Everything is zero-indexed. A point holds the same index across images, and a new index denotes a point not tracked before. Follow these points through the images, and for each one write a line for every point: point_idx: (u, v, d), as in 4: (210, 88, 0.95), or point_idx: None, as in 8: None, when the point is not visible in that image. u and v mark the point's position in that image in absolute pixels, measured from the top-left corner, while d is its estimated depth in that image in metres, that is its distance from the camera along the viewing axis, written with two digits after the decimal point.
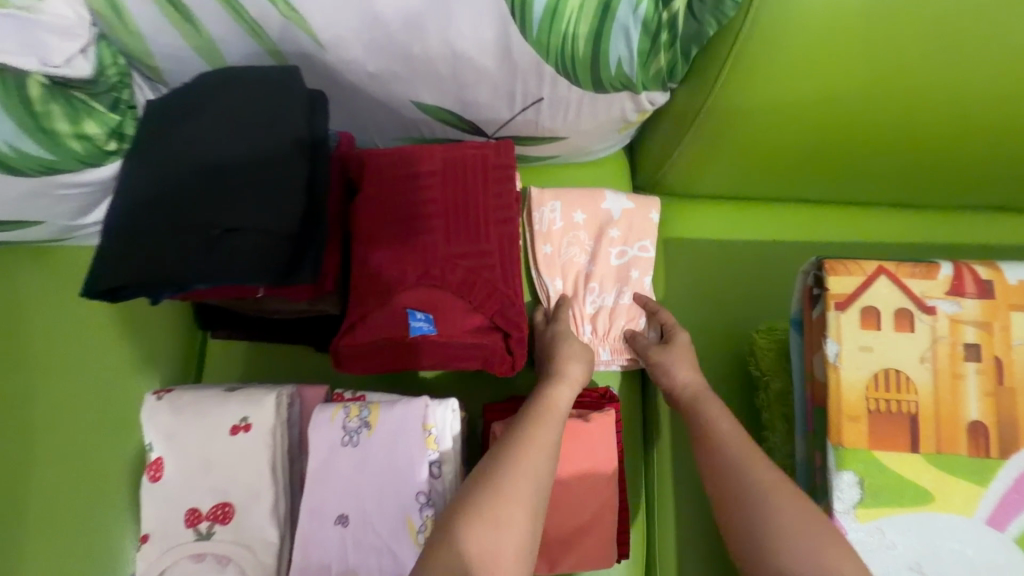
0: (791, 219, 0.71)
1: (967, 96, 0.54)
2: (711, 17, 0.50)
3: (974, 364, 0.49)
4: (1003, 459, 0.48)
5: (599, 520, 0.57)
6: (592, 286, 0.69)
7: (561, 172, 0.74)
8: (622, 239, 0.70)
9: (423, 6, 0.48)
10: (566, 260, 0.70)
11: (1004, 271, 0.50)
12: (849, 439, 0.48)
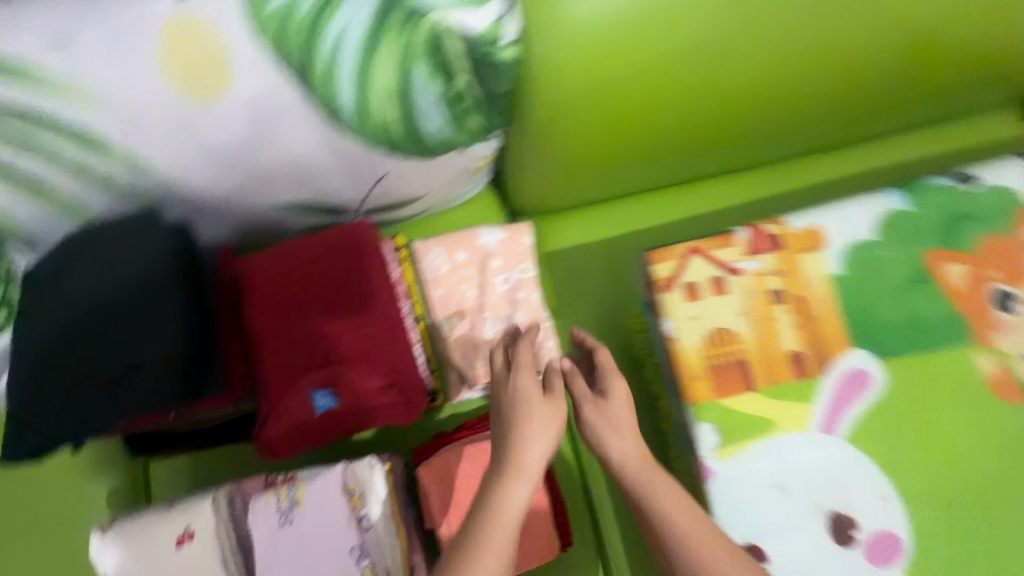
0: (643, 210, 0.80)
1: (728, 75, 0.65)
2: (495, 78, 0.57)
3: (781, 304, 0.58)
4: (823, 375, 0.57)
5: (533, 523, 0.64)
6: (487, 314, 0.77)
7: (439, 220, 0.83)
8: (504, 266, 0.79)
9: (247, 128, 0.55)
10: (458, 297, 0.78)
11: (787, 223, 0.60)
12: (698, 395, 0.56)
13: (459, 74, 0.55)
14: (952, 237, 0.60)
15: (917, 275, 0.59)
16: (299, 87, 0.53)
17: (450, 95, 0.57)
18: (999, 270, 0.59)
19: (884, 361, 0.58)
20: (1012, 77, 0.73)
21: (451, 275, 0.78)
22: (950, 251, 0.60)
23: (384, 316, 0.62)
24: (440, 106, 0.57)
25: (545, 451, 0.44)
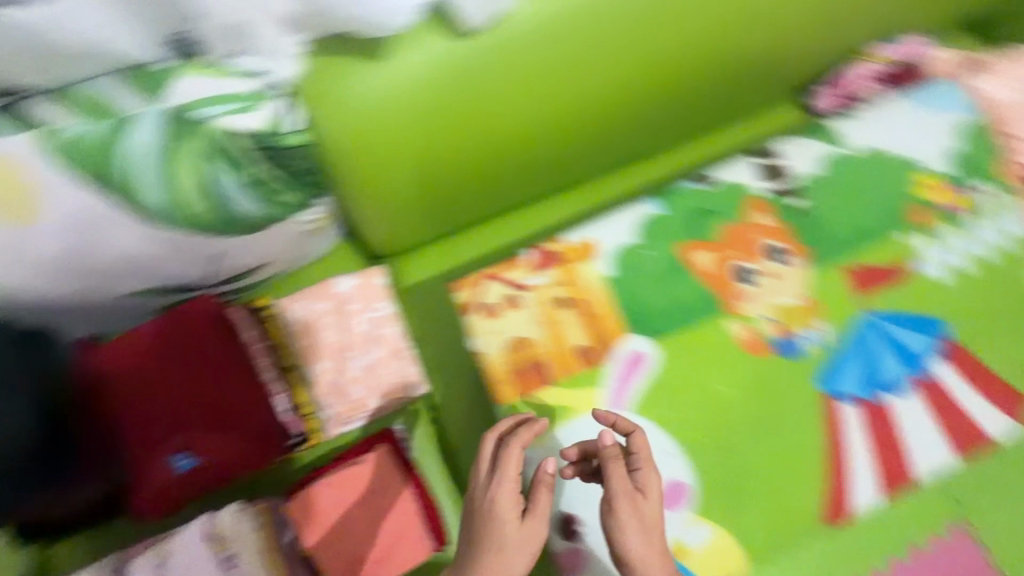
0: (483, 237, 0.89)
1: (525, 117, 0.75)
2: (290, 163, 0.68)
3: (568, 308, 0.70)
4: (607, 361, 0.69)
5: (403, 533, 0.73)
6: (352, 354, 0.86)
7: (298, 275, 0.91)
8: (362, 308, 0.88)
9: (74, 241, 0.63)
10: (323, 343, 0.86)
11: (565, 240, 0.72)
12: (507, 396, 0.67)
13: (256, 165, 0.66)
14: (699, 230, 0.73)
15: (675, 265, 0.72)
16: (112, 199, 0.63)
17: (251, 180, 0.67)
18: (740, 251, 0.72)
19: (657, 341, 0.70)
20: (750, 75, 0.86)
21: (314, 324, 0.86)
22: (699, 242, 0.72)
23: (234, 373, 0.71)
24: (246, 190, 0.67)
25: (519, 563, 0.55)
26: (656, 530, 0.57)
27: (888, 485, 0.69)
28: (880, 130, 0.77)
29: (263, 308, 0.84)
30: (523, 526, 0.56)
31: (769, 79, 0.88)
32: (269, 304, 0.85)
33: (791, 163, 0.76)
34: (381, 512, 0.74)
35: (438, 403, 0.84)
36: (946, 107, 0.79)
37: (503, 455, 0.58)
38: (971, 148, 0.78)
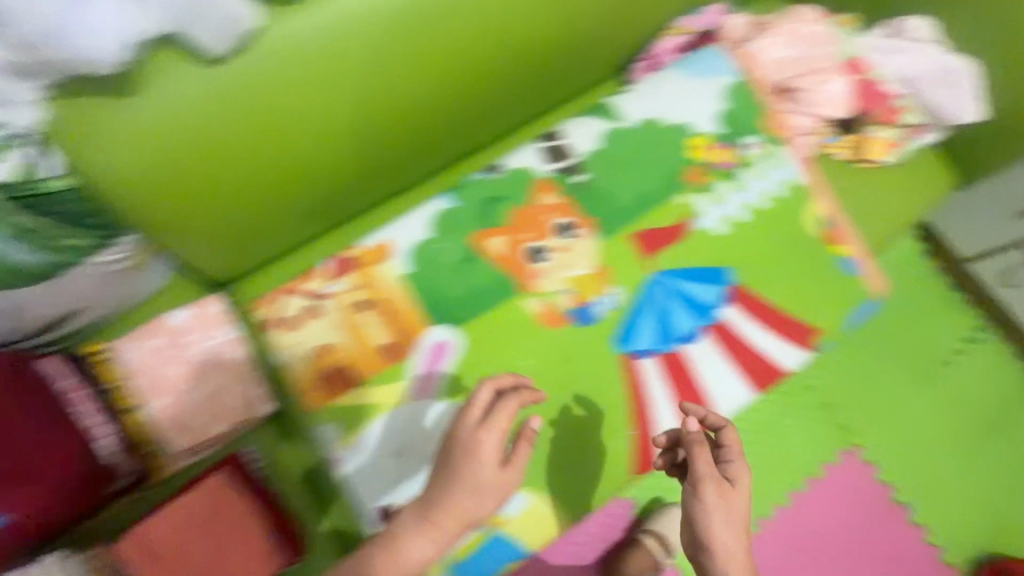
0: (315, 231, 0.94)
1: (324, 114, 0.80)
2: (59, 209, 0.73)
3: (368, 310, 0.72)
4: (411, 355, 0.72)
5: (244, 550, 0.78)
6: (193, 384, 0.86)
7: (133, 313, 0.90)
8: (198, 337, 0.87)
9: None
10: (162, 377, 0.85)
11: (362, 245, 0.74)
12: (315, 402, 0.69)
13: (26, 216, 0.72)
14: (489, 218, 0.76)
15: (470, 253, 0.75)
16: None
17: (19, 230, 0.73)
18: (531, 231, 0.76)
19: (458, 327, 0.73)
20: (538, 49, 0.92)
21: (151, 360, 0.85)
22: (490, 228, 0.76)
23: (42, 425, 0.74)
24: (19, 241, 0.73)
25: (480, 507, 0.64)
26: (741, 529, 0.66)
27: None
28: (654, 99, 0.82)
29: (93, 352, 0.83)
30: (500, 474, 0.64)
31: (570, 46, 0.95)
32: (97, 348, 0.84)
33: (573, 142, 0.80)
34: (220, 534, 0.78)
35: (283, 425, 0.89)
36: (714, 70, 0.84)
37: (500, 406, 0.65)
38: (738, 107, 0.83)
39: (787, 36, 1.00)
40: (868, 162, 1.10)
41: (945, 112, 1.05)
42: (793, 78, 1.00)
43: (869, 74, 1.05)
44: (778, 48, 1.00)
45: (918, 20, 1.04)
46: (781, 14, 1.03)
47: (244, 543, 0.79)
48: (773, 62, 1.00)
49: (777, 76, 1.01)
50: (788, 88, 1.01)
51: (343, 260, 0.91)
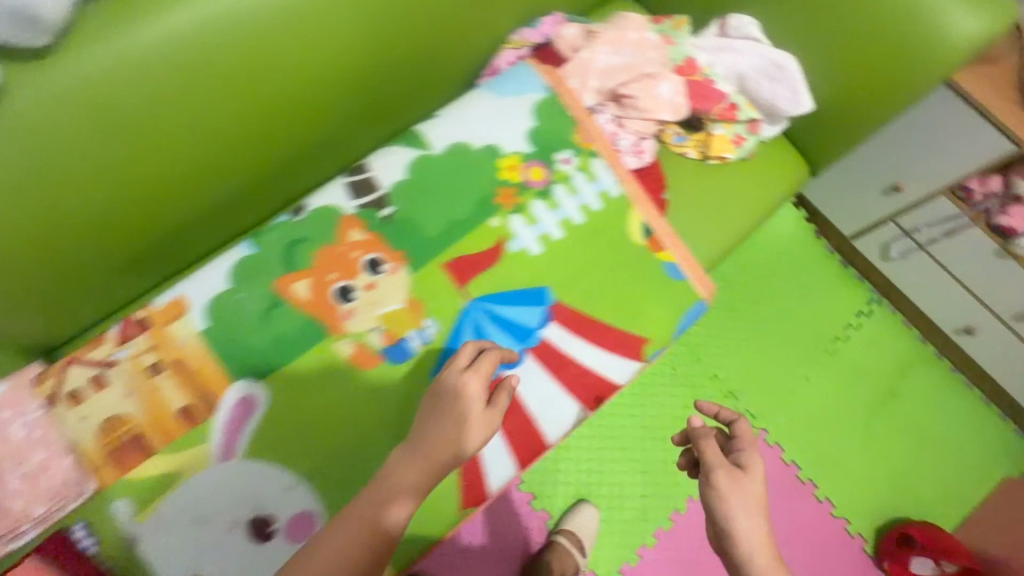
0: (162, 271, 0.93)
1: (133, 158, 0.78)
2: None
3: (162, 373, 0.68)
4: (211, 415, 0.68)
5: None
6: None
7: None
8: None
9: None
10: None
11: (152, 304, 0.70)
12: (107, 479, 0.65)
13: None
14: (292, 262, 0.73)
15: (272, 301, 0.72)
16: None
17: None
18: (336, 271, 0.74)
19: (264, 380, 0.70)
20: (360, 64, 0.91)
21: None
22: (292, 273, 0.73)
23: None
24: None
25: (472, 442, 0.63)
26: (756, 496, 0.84)
27: (521, 453, 0.75)
28: (461, 123, 0.81)
29: None
30: (485, 412, 0.65)
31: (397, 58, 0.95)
32: None
33: (378, 175, 0.78)
34: None
35: None
36: (523, 86, 0.83)
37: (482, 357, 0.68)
38: (549, 123, 0.83)
39: (614, 43, 1.00)
40: (717, 158, 1.12)
41: (778, 104, 1.08)
42: (625, 84, 1.00)
43: (703, 74, 1.07)
44: (606, 56, 1.00)
45: (740, 18, 1.07)
46: (609, 22, 1.04)
47: None
48: (603, 70, 1.00)
49: (609, 83, 1.00)
50: (622, 94, 1.01)
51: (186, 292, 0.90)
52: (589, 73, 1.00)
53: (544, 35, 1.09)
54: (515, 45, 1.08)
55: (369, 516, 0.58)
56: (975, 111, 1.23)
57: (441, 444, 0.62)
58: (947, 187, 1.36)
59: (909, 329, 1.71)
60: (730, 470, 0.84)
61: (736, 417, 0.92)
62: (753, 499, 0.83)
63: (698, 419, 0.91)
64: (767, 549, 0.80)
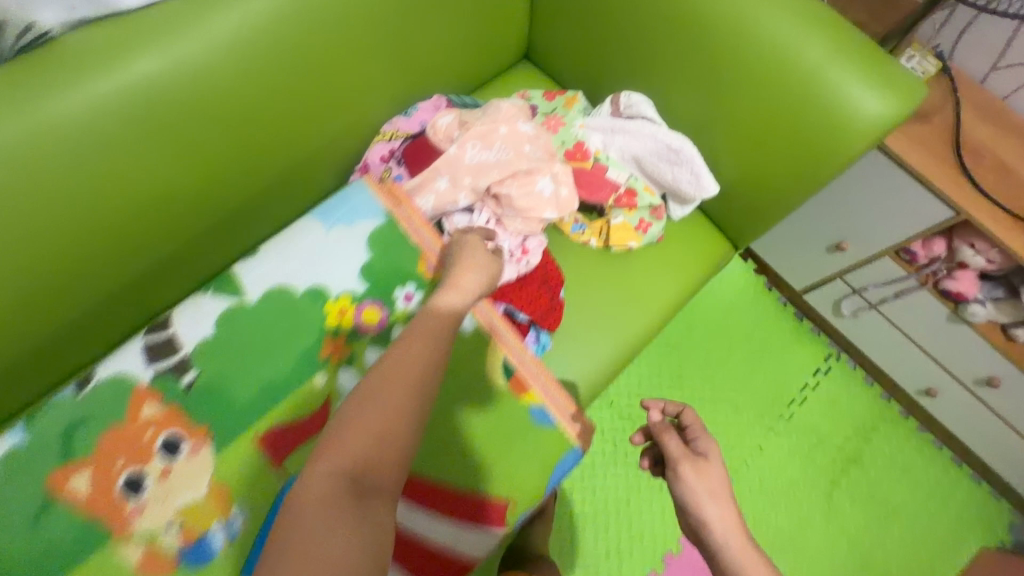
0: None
1: None
2: None
3: None
4: None
5: None
6: None
7: None
8: None
9: None
10: None
11: None
12: None
13: None
14: (69, 450, 0.63)
15: (40, 504, 0.60)
16: None
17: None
18: (123, 457, 0.63)
19: None
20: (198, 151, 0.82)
21: None
22: (70, 464, 0.62)
23: None
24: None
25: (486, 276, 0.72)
26: (722, 484, 0.79)
27: None
28: (284, 261, 0.71)
29: None
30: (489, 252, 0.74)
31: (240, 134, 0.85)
32: None
33: (181, 332, 0.68)
34: None
35: None
36: (360, 210, 0.73)
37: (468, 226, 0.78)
38: (387, 255, 0.72)
39: (485, 138, 0.90)
40: (619, 249, 1.01)
41: (680, 188, 0.98)
42: (500, 181, 0.90)
43: (594, 158, 0.98)
44: (478, 152, 0.90)
45: (632, 95, 0.96)
46: (483, 111, 0.95)
47: None
48: (475, 167, 0.90)
49: (482, 180, 0.89)
50: (497, 192, 0.90)
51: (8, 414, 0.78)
52: (460, 170, 0.90)
53: (420, 124, 0.99)
54: (387, 137, 0.98)
55: (426, 334, 0.64)
56: (906, 174, 1.12)
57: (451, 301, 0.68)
58: (889, 248, 1.25)
59: (871, 386, 1.60)
60: (690, 460, 0.81)
61: (684, 408, 0.89)
62: (721, 485, 0.78)
63: (655, 414, 0.89)
64: (745, 537, 0.73)
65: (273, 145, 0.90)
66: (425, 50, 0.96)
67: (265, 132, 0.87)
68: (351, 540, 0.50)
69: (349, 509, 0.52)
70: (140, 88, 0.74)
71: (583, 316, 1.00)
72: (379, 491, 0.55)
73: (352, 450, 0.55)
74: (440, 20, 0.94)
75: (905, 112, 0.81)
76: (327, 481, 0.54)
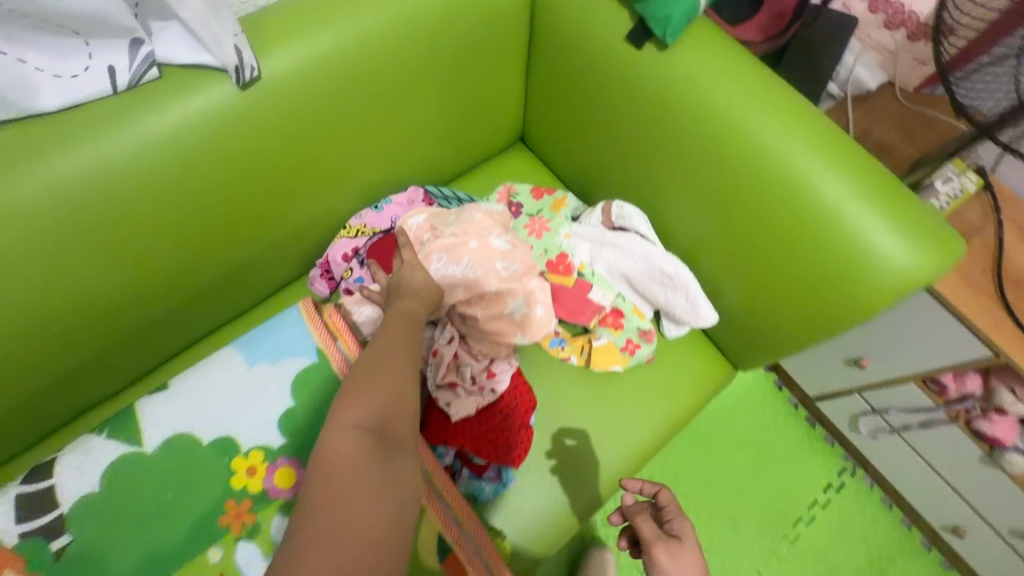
0: None
1: None
2: None
3: None
4: None
5: None
6: None
7: None
8: None
9: None
10: None
11: None
12: None
13: None
14: None
15: None
16: None
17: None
18: None
19: None
20: (139, 244, 0.71)
21: None
22: None
23: None
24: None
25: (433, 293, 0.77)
26: (699, 572, 0.64)
27: None
28: (197, 401, 0.63)
29: None
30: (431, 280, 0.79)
31: (187, 228, 0.74)
32: None
33: (65, 483, 0.59)
34: None
35: None
36: (294, 344, 0.66)
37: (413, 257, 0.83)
38: (314, 399, 0.64)
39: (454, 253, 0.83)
40: (602, 371, 0.89)
41: (674, 311, 0.87)
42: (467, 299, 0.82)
43: (577, 274, 0.88)
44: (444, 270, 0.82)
45: (624, 207, 0.86)
46: (455, 215, 0.86)
47: None
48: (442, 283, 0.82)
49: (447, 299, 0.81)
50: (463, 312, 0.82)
51: None
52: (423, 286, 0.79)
53: (391, 219, 0.91)
54: (352, 233, 0.90)
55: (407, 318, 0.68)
56: (946, 310, 0.97)
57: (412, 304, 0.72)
58: (916, 376, 1.11)
59: (889, 508, 1.42)
60: (666, 546, 0.66)
61: (660, 486, 0.74)
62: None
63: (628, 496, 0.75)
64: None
65: (229, 233, 0.78)
66: (400, 140, 0.88)
67: (219, 221, 0.76)
68: (384, 493, 0.47)
69: (372, 465, 0.49)
70: (48, 191, 0.62)
71: (554, 446, 0.87)
72: (399, 451, 0.51)
73: (364, 409, 0.53)
74: (417, 111, 0.86)
75: (929, 277, 0.70)
76: (339, 452, 0.49)
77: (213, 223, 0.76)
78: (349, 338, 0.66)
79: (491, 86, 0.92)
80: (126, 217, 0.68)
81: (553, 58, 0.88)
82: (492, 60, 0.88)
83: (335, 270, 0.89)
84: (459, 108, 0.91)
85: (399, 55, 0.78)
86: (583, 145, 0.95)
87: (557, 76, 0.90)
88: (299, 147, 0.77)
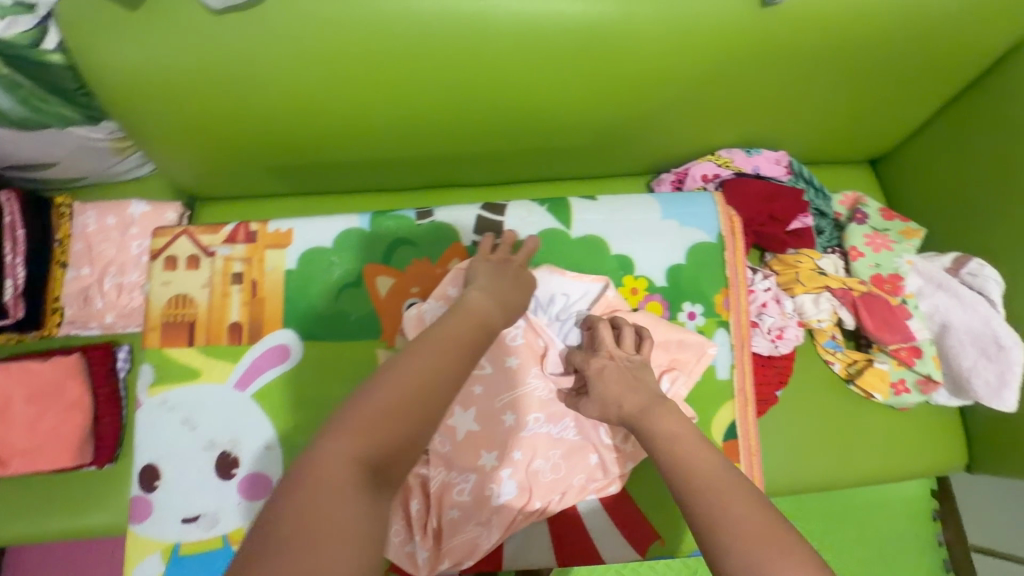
0: (359, 176, 0.97)
1: (361, 104, 0.82)
2: (35, 77, 0.77)
3: (239, 285, 0.73)
4: (252, 342, 0.72)
5: (57, 403, 0.81)
6: (103, 281, 0.92)
7: (113, 189, 0.98)
8: (139, 225, 0.94)
9: None
10: (98, 253, 0.93)
11: (269, 224, 0.75)
12: (151, 340, 0.72)
13: (23, 84, 0.77)
14: (390, 256, 0.75)
15: (354, 280, 0.74)
16: None
17: (3, 81, 0.76)
18: (418, 285, 0.74)
19: (304, 340, 0.73)
20: (605, 90, 0.85)
21: (97, 234, 0.93)
22: (383, 267, 0.74)
23: None
24: (3, 87, 0.77)
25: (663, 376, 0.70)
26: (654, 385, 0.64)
27: (484, 567, 0.72)
28: (613, 219, 0.77)
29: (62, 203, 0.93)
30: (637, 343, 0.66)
31: (636, 98, 0.87)
32: (67, 202, 0.93)
33: (508, 222, 0.77)
34: (45, 425, 0.81)
35: (118, 338, 0.92)
36: (701, 216, 0.77)
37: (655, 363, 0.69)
38: (698, 270, 0.76)
39: (435, 475, 0.69)
40: (862, 391, 0.95)
41: (970, 381, 0.89)
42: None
43: (902, 299, 0.93)
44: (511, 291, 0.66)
45: (985, 267, 0.89)
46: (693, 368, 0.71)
47: (44, 420, 0.81)
48: (471, 402, 0.70)
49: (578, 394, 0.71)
50: (524, 455, 0.69)
51: (366, 197, 0.96)
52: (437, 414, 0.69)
53: (754, 167, 0.99)
54: (719, 162, 1.00)
55: (472, 324, 0.58)
56: None
57: (487, 307, 0.61)
58: None
59: None
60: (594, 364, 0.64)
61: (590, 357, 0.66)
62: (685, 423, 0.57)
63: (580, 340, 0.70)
64: (762, 524, 0.45)
65: (655, 114, 0.91)
66: (814, 108, 0.93)
67: (658, 101, 0.88)
68: (371, 512, 0.42)
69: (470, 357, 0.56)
70: (597, 23, 0.77)
71: (787, 421, 0.95)
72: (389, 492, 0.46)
73: (379, 430, 0.47)
74: (852, 87, 0.89)
75: None
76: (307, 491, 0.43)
77: (655, 102, 0.88)
78: (746, 294, 0.76)
79: (917, 97, 0.93)
80: (621, 64, 0.81)
81: (998, 102, 0.90)
82: (942, 77, 0.90)
83: (690, 182, 1.00)
84: (879, 101, 0.93)
85: (889, 31, 0.81)
86: (966, 193, 0.97)
87: (993, 126, 0.91)
88: (754, 77, 0.86)
